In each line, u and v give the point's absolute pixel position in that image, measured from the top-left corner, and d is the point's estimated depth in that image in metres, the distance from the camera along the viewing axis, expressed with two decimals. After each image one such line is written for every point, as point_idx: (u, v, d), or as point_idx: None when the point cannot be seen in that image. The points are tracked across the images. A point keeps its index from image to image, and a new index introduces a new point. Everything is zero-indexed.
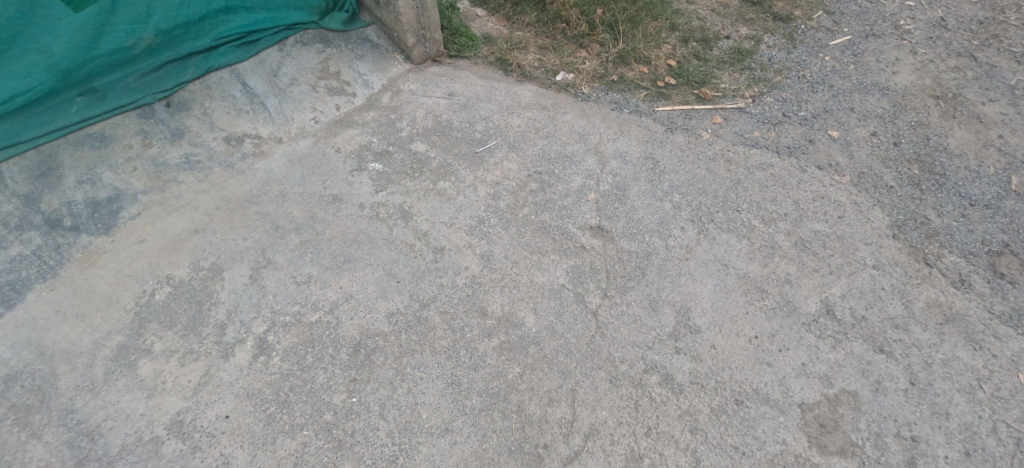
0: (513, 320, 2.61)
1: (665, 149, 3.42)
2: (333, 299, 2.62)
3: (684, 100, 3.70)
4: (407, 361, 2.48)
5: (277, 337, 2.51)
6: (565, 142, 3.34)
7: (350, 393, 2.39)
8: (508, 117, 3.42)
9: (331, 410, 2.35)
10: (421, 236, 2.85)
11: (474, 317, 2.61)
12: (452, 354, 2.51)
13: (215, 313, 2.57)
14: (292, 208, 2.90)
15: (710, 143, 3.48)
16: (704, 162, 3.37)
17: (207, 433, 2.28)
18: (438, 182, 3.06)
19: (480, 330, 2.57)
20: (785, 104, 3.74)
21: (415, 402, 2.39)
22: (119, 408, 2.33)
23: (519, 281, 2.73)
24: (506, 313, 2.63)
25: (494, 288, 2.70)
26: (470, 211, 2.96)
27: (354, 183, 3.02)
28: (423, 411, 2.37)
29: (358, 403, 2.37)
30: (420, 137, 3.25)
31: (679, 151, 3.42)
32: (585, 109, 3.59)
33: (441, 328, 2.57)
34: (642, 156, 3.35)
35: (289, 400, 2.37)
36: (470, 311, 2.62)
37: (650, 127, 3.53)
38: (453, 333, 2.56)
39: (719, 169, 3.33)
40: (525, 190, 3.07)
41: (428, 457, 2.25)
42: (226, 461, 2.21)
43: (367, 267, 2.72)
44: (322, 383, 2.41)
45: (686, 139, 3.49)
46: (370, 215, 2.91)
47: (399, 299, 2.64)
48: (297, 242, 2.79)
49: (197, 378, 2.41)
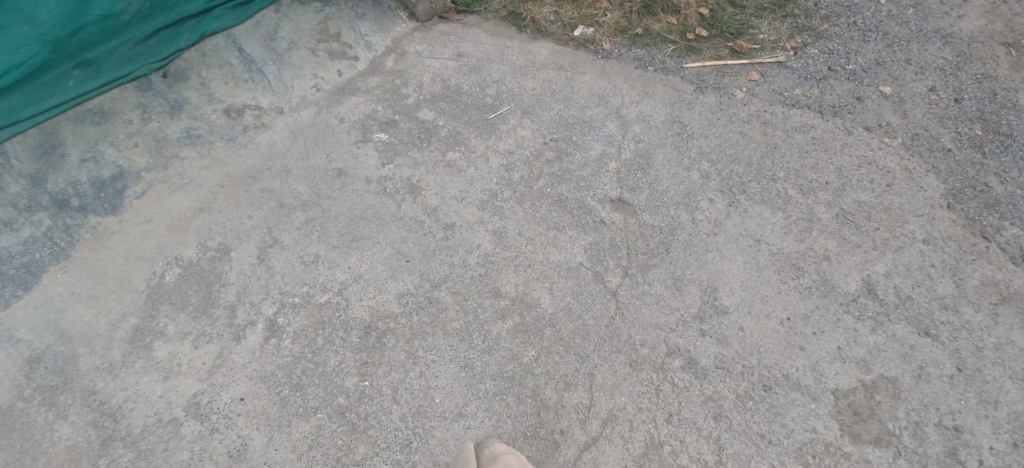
0: (528, 301, 2.51)
1: (696, 111, 3.15)
2: (342, 280, 2.55)
3: (717, 55, 3.38)
4: (419, 344, 2.41)
5: (287, 319, 2.47)
6: (583, 106, 3.11)
7: (362, 377, 2.35)
8: (522, 80, 3.20)
9: (344, 393, 2.32)
10: (430, 211, 2.72)
11: (487, 298, 2.51)
12: (464, 337, 2.43)
13: (225, 294, 2.54)
14: (297, 184, 2.81)
15: (745, 102, 3.19)
16: (734, 124, 3.10)
17: (224, 415, 2.28)
18: (447, 153, 2.90)
19: (493, 311, 2.48)
20: (830, 56, 3.37)
21: (428, 386, 2.33)
22: (139, 390, 2.35)
23: (534, 260, 2.61)
24: (520, 294, 2.52)
25: (509, 267, 2.58)
26: (482, 184, 2.80)
27: (363, 156, 2.89)
28: (437, 395, 2.32)
29: (371, 387, 2.33)
30: (428, 104, 3.07)
31: (708, 113, 3.14)
32: (603, 67, 3.32)
33: (453, 310, 2.48)
34: (666, 120, 3.09)
35: (302, 383, 2.35)
36: (483, 291, 2.52)
37: (677, 86, 3.25)
38: (466, 315, 2.47)
39: (753, 131, 3.06)
40: (540, 159, 2.89)
41: (442, 441, 2.21)
42: (243, 443, 2.22)
43: (376, 245, 2.63)
44: (334, 366, 2.38)
45: (715, 99, 3.20)
46: (378, 190, 2.78)
47: (409, 279, 2.55)
48: (303, 220, 2.70)
49: (211, 361, 2.40)
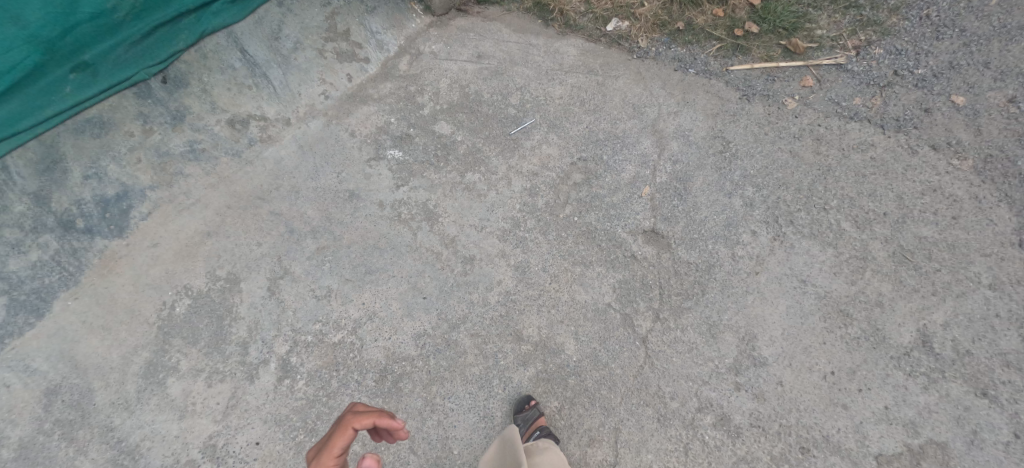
0: (552, 346, 2.35)
1: (742, 124, 2.84)
2: (356, 318, 2.41)
3: (768, 56, 3.01)
4: (437, 390, 2.29)
5: (301, 359, 2.36)
6: (616, 119, 2.83)
7: (378, 424, 2.24)
8: (549, 86, 2.91)
9: (360, 440, 2.23)
10: (449, 242, 2.53)
11: (508, 342, 2.36)
12: (484, 384, 2.31)
13: (236, 330, 2.41)
14: (306, 207, 2.63)
15: (797, 115, 2.87)
16: (784, 142, 2.79)
17: (240, 459, 2.22)
18: (467, 173, 2.68)
19: (515, 357, 2.34)
20: (897, 58, 2.99)
21: (447, 436, 2.24)
22: (155, 429, 2.29)
23: (559, 300, 2.43)
24: (543, 338, 2.36)
25: (531, 308, 2.41)
26: (504, 210, 2.59)
27: (376, 176, 2.69)
28: (456, 446, 2.23)
29: (387, 435, 2.24)
30: (445, 114, 2.81)
31: (754, 126, 2.84)
32: (638, 70, 3.00)
33: (472, 354, 2.34)
34: (708, 135, 2.80)
35: (318, 428, 2.26)
36: (503, 334, 2.37)
37: (721, 93, 2.93)
38: (485, 360, 2.34)
39: (805, 151, 2.77)
40: (567, 182, 2.66)
41: None
42: None
43: (391, 279, 2.47)
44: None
45: (764, 110, 2.88)
46: (393, 216, 2.60)
47: (426, 318, 2.40)
48: (314, 249, 2.55)
49: (225, 401, 2.31)
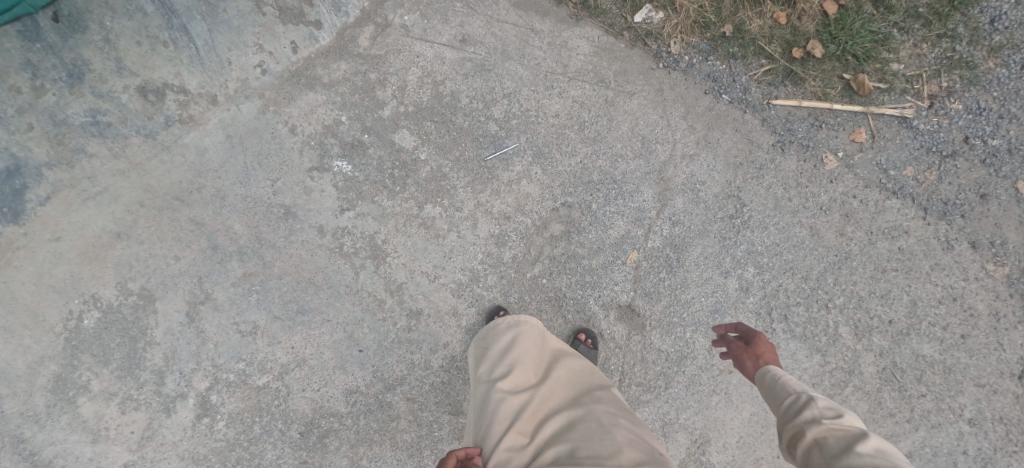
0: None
1: (764, 183, 2.37)
2: (284, 362, 2.18)
3: (823, 92, 2.44)
4: (363, 451, 2.19)
5: (221, 398, 2.16)
6: (615, 155, 2.34)
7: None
8: (541, 98, 2.38)
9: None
10: (394, 289, 2.21)
11: (446, 413, 2.22)
12: (415, 452, 2.19)
13: (150, 356, 2.18)
14: (233, 220, 2.25)
15: (833, 178, 2.38)
16: (806, 214, 2.35)
17: None
18: (426, 204, 2.27)
19: (450, 429, 2.21)
20: (973, 118, 2.42)
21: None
22: (68, 447, 2.15)
23: None
24: None
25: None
26: (463, 258, 2.23)
27: (320, 193, 2.27)
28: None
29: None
30: (409, 120, 2.33)
31: (779, 187, 2.37)
32: (654, 88, 2.44)
33: (406, 420, 2.21)
34: (720, 194, 2.35)
35: None
36: (442, 403, 2.22)
37: (750, 135, 2.41)
38: (419, 428, 2.21)
39: (827, 228, 2.34)
40: (543, 233, 2.27)
41: None
42: None
43: (325, 324, 2.19)
44: (270, 461, 2.15)
45: (794, 166, 2.39)
46: (333, 247, 2.24)
47: (360, 375, 2.19)
48: (239, 274, 2.22)
49: (140, 431, 2.15)
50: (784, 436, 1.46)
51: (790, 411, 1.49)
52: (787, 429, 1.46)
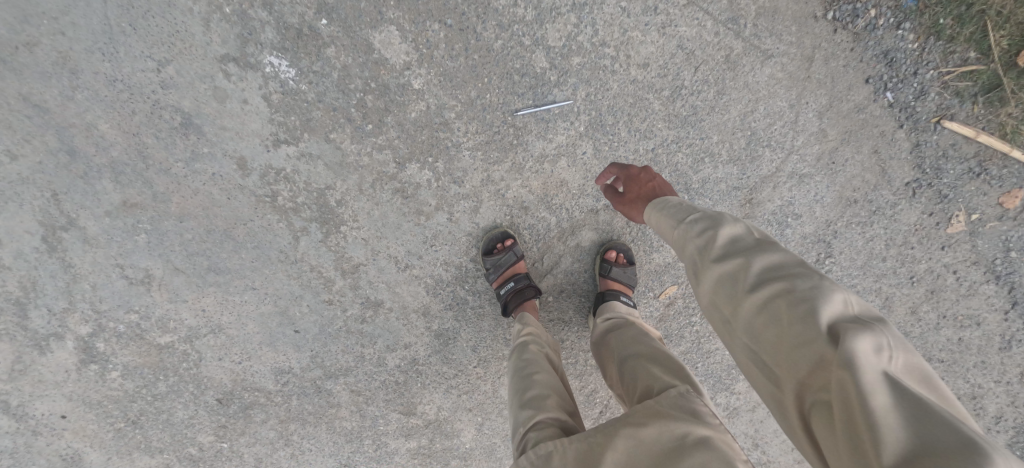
0: (445, 427, 2.05)
1: (866, 233, 1.87)
2: (191, 325, 1.82)
3: (1012, 130, 1.69)
4: (294, 427, 1.99)
5: (110, 348, 1.80)
6: (700, 152, 1.70)
7: (218, 440, 1.96)
8: (616, 29, 1.51)
9: (196, 444, 1.96)
10: (348, 270, 1.73)
11: (394, 411, 2.01)
12: (353, 438, 2.02)
13: (4, 282, 1.66)
14: (98, 116, 1.45)
15: (946, 246, 1.85)
16: (889, 280, 1.92)
17: (42, 425, 1.84)
18: (410, 161, 1.56)
19: (397, 427, 2.03)
20: None
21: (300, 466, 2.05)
22: None
23: (475, 387, 2.02)
24: (439, 419, 2.04)
25: (437, 385, 1.99)
26: (450, 250, 1.72)
27: (241, 108, 1.45)
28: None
29: (232, 450, 1.99)
30: (404, 13, 1.43)
31: (879, 243, 1.88)
32: (790, 58, 1.64)
33: (347, 409, 1.98)
34: (810, 237, 1.89)
35: (141, 422, 1.90)
36: (392, 401, 1.99)
37: (884, 163, 1.79)
38: (361, 419, 2.00)
39: (898, 302, 1.94)
40: (564, 237, 1.78)
41: None
42: (72, 460, 1.89)
43: (247, 290, 1.75)
44: (182, 419, 1.92)
45: (914, 219, 1.83)
46: (262, 193, 1.54)
47: (295, 357, 1.90)
48: (117, 203, 1.54)
49: (8, 364, 1.77)
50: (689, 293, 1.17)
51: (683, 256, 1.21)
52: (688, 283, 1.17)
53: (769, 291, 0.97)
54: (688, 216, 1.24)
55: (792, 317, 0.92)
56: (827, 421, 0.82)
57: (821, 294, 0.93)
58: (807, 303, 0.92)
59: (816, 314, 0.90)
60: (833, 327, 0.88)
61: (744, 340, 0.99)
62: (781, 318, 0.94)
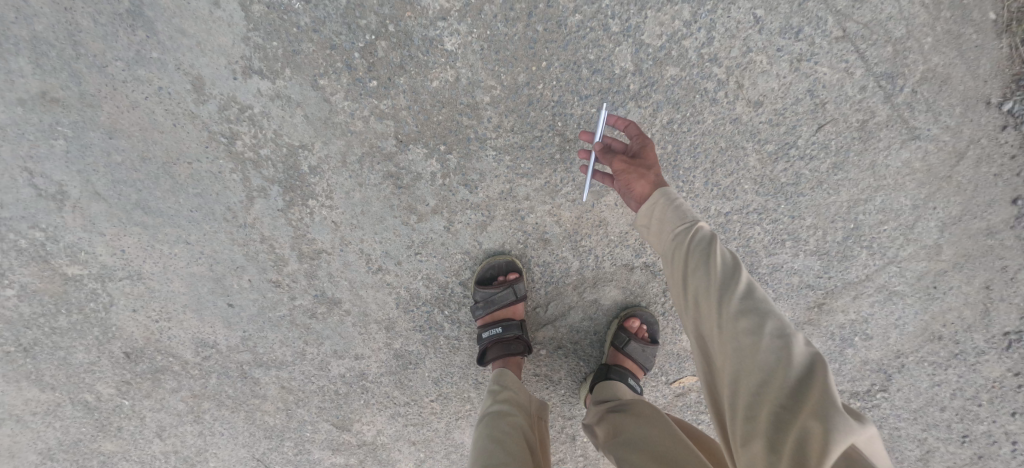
0: (380, 453, 1.68)
1: (936, 376, 1.53)
2: (107, 264, 1.44)
3: None
4: (207, 407, 1.63)
5: (12, 261, 1.43)
6: (783, 232, 1.31)
7: (117, 395, 1.60)
8: (736, 45, 1.11)
9: (93, 392, 1.61)
10: (307, 254, 1.36)
11: (326, 422, 1.64)
12: (274, 435, 1.67)
13: None
14: None
15: (1018, 412, 1.53)
16: (927, 428, 1.59)
17: None
18: (415, 142, 1.19)
19: (324, 441, 1.67)
20: None
21: (205, 448, 1.69)
22: None
23: (429, 420, 1.63)
24: (375, 443, 1.67)
25: (381, 407, 1.61)
26: (438, 263, 1.34)
27: (209, 14, 1.08)
28: (213, 460, 1.71)
29: (129, 410, 1.64)
30: None
31: (945, 390, 1.54)
32: (937, 146, 1.22)
33: (275, 406, 1.63)
34: (871, 363, 1.54)
35: (35, 351, 1.55)
36: (326, 408, 1.62)
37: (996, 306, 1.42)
38: (287, 420, 1.64)
39: (945, 458, 1.61)
40: (577, 287, 1.38)
41: None
42: None
43: (177, 243, 1.38)
44: (82, 362, 1.57)
45: (997, 376, 1.50)
46: (217, 131, 1.18)
47: (223, 333, 1.52)
48: (35, 91, 1.19)
49: None
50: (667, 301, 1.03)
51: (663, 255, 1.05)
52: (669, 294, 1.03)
53: (739, 320, 0.87)
54: (671, 217, 1.04)
55: (765, 361, 0.82)
56: None
57: (790, 341, 0.83)
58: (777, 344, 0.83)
59: (785, 358, 0.81)
60: (803, 377, 0.79)
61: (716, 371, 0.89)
62: (753, 357, 0.83)
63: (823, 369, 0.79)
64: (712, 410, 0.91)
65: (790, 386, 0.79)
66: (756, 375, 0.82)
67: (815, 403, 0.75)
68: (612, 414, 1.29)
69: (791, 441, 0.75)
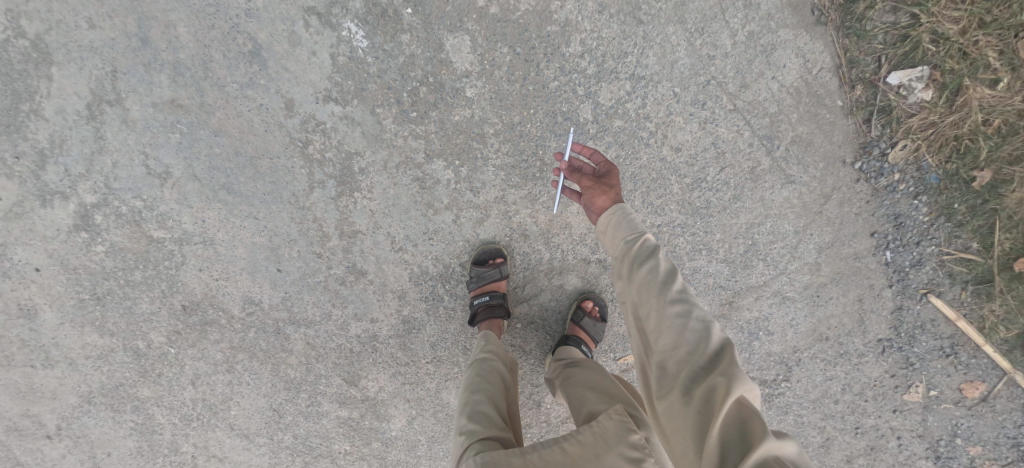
0: (379, 409, 1.92)
1: (827, 371, 1.89)
2: (187, 231, 1.73)
3: (995, 326, 1.75)
4: (240, 357, 1.90)
5: (106, 222, 1.76)
6: (700, 243, 1.72)
7: (166, 343, 1.90)
8: (662, 108, 1.57)
9: (145, 340, 1.91)
10: (347, 232, 1.69)
11: (338, 377, 1.88)
12: (291, 387, 1.92)
13: (34, 130, 1.67)
14: (180, 20, 1.54)
15: (898, 410, 1.90)
16: (829, 420, 1.94)
17: (14, 268, 1.81)
18: (438, 157, 1.60)
19: (335, 393, 1.91)
20: None
21: (230, 396, 1.95)
22: None
23: (424, 381, 1.87)
24: (376, 399, 1.90)
25: (386, 366, 1.85)
26: (445, 247, 1.69)
27: (307, 57, 1.54)
28: (235, 408, 1.97)
29: (173, 357, 1.93)
30: (479, 27, 1.52)
31: (839, 387, 1.90)
32: (816, 190, 1.65)
33: (297, 360, 1.88)
34: (774, 355, 1.88)
35: (105, 300, 1.86)
36: (339, 365, 1.87)
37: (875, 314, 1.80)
38: (305, 373, 1.89)
39: (844, 446, 1.96)
40: (549, 273, 1.74)
41: (220, 443, 2.02)
42: (31, 312, 1.87)
43: (247, 218, 1.70)
44: (144, 313, 1.88)
45: (877, 376, 1.87)
46: (296, 137, 1.60)
47: (269, 292, 1.79)
48: (165, 99, 1.60)
49: (9, 205, 1.75)
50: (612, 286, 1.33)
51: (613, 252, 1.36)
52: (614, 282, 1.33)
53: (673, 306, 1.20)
54: (623, 224, 1.34)
55: (692, 337, 1.16)
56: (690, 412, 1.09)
57: (710, 326, 1.18)
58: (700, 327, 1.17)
59: (705, 337, 1.16)
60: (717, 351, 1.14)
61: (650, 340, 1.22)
62: (681, 333, 1.17)
63: (729, 347, 1.14)
64: (643, 370, 1.23)
65: (707, 355, 1.14)
66: (683, 347, 1.16)
67: (722, 367, 1.10)
68: (568, 367, 1.59)
69: (704, 390, 1.09)
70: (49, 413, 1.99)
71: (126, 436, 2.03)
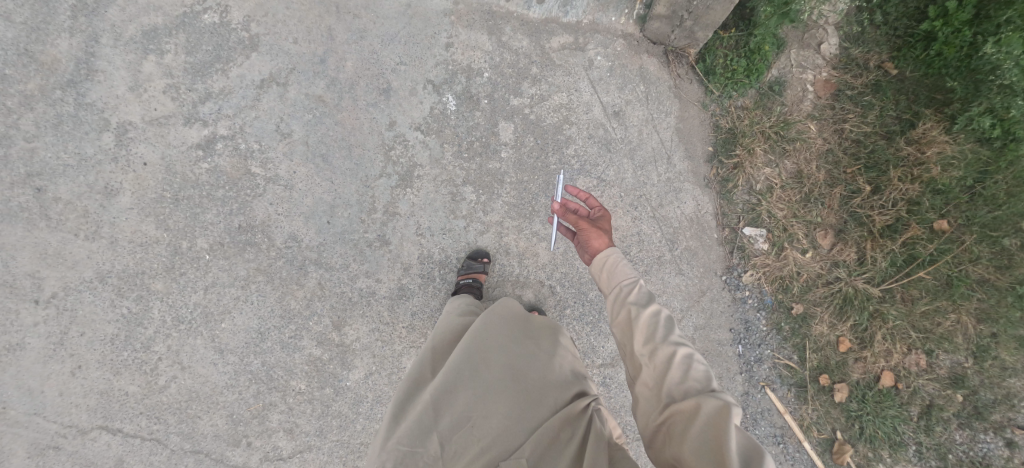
0: (347, 356, 2.38)
1: None
2: (280, 175, 2.40)
3: (807, 425, 2.48)
4: (259, 279, 2.37)
5: (223, 150, 2.39)
6: None
7: (208, 250, 2.36)
8: (613, 201, 2.49)
9: (192, 243, 2.36)
10: (388, 213, 2.41)
11: (328, 319, 2.38)
12: (286, 317, 2.37)
13: (213, 79, 2.41)
14: (349, 56, 2.45)
15: None
16: None
17: (130, 157, 2.36)
18: (470, 185, 2.45)
19: (317, 333, 2.37)
20: None
21: (230, 310, 2.35)
22: (111, 73, 2.36)
23: (393, 342, 2.41)
24: (347, 346, 2.38)
25: (369, 320, 2.40)
26: (450, 243, 2.43)
27: (416, 102, 2.46)
28: (227, 322, 2.35)
29: (205, 263, 2.36)
30: (521, 122, 2.49)
31: None
32: (699, 287, 2.52)
33: (303, 295, 2.38)
34: None
35: (181, 203, 2.37)
36: (334, 309, 2.38)
37: (728, 389, 2.49)
38: (303, 308, 2.37)
39: None
40: (515, 285, 2.46)
41: (193, 350, 2.33)
42: (113, 192, 2.34)
43: (326, 181, 2.41)
44: (204, 221, 2.37)
45: None
46: (387, 143, 2.44)
47: (312, 236, 2.39)
48: (315, 94, 2.43)
49: (161, 115, 2.39)
50: (615, 324, 1.63)
51: (616, 298, 1.66)
52: (616, 322, 1.63)
53: (673, 347, 1.47)
54: (621, 273, 1.71)
55: (694, 373, 1.42)
56: (693, 423, 1.31)
57: (707, 371, 1.44)
58: (701, 371, 1.43)
59: (705, 379, 1.41)
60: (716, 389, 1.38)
61: (652, 370, 1.46)
62: (683, 368, 1.44)
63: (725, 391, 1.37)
64: (642, 396, 1.46)
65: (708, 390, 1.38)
66: (686, 382, 1.41)
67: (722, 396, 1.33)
68: None
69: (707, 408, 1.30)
70: (56, 279, 2.29)
71: (110, 321, 2.31)
